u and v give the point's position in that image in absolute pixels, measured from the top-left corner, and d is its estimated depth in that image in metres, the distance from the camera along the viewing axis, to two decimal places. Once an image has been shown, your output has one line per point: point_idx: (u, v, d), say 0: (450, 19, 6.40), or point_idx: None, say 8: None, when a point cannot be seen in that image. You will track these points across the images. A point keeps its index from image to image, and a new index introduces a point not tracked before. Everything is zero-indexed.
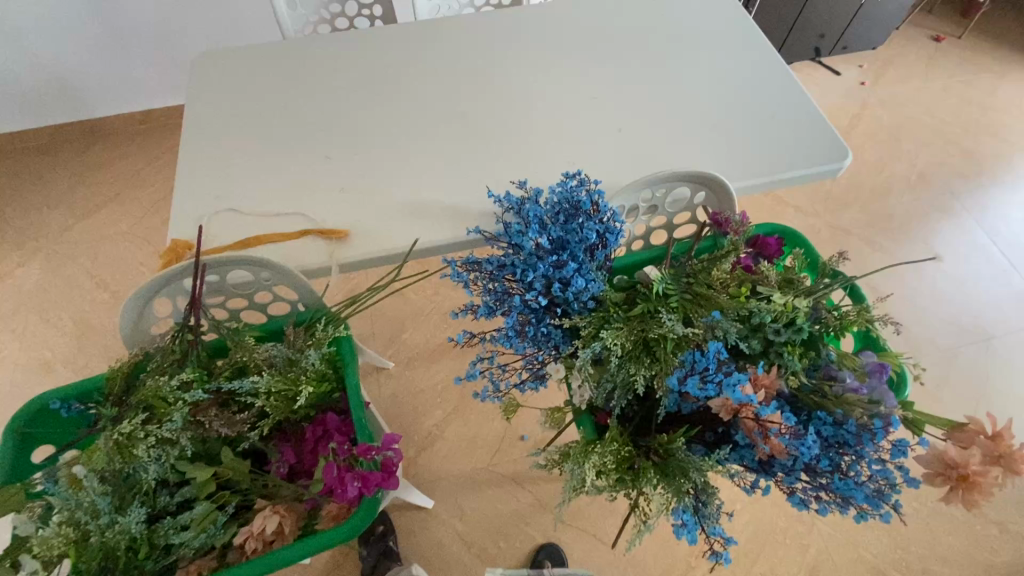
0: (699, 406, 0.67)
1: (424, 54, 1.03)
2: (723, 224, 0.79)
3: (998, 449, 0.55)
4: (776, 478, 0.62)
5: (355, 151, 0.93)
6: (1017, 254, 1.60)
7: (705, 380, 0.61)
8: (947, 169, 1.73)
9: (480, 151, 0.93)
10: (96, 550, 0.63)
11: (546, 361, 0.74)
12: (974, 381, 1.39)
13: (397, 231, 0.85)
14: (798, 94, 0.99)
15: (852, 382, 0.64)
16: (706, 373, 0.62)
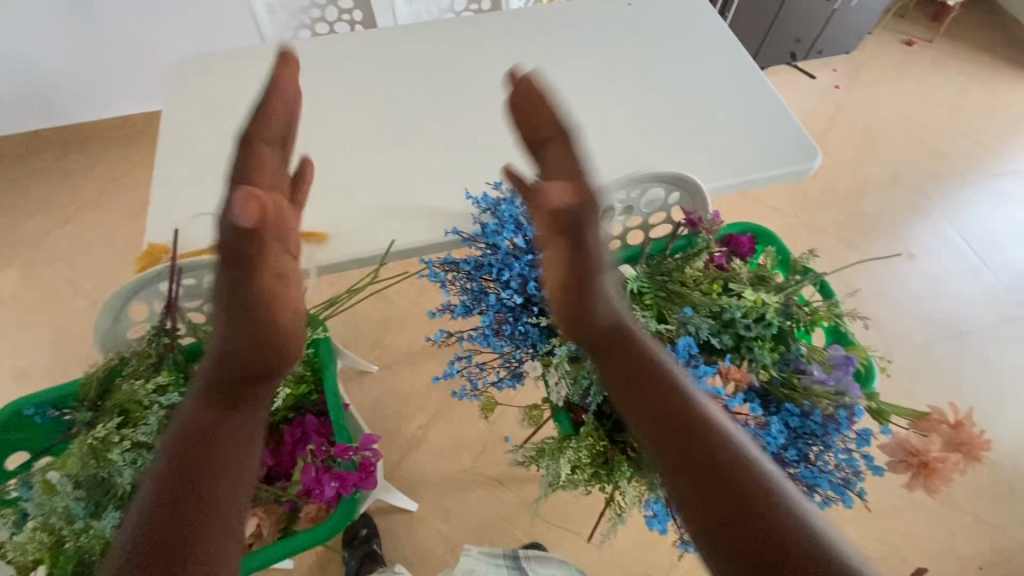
0: None
1: (404, 59, 1.04)
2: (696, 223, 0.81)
3: (961, 437, 0.57)
4: None
5: (334, 153, 0.93)
6: (986, 250, 1.66)
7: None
8: (917, 169, 1.79)
9: (459, 153, 0.94)
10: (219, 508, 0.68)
11: (524, 360, 0.74)
12: (947, 375, 1.43)
13: (375, 234, 0.85)
14: (768, 94, 1.02)
15: (819, 374, 0.65)
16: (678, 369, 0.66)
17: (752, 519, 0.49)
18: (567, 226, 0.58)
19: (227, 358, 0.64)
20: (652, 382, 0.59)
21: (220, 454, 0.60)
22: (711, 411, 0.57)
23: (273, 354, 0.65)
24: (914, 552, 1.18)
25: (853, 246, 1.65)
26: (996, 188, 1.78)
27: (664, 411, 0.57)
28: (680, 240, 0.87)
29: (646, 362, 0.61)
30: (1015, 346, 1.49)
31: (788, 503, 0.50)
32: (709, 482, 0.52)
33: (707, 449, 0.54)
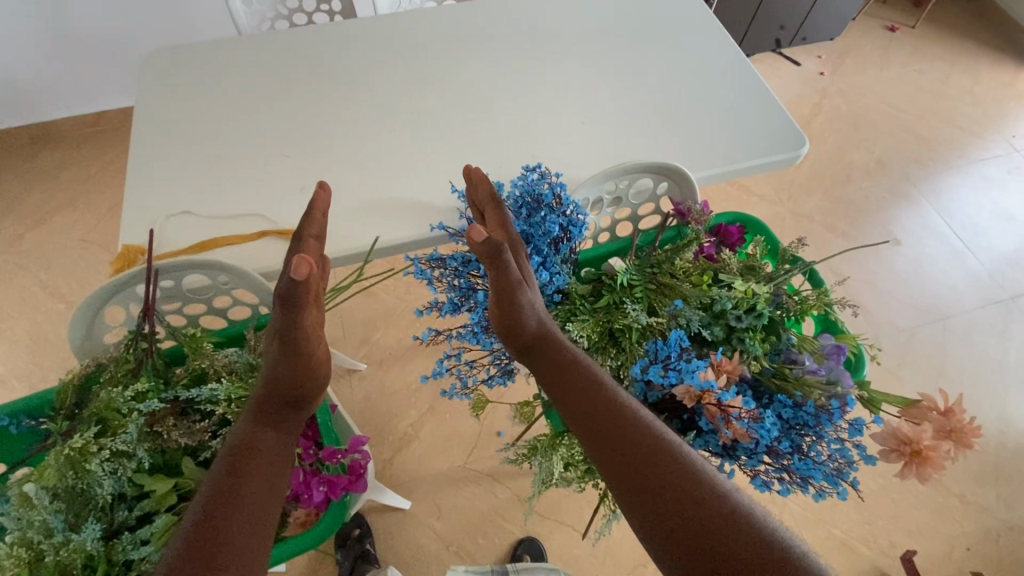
0: (666, 394, 0.66)
1: (385, 49, 1.02)
2: (686, 213, 0.81)
3: (951, 424, 0.57)
4: (739, 461, 0.63)
5: (315, 148, 0.91)
6: (969, 235, 1.67)
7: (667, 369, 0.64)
8: (901, 155, 1.81)
9: (442, 145, 0.92)
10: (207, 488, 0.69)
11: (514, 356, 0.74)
12: (931, 360, 1.45)
13: (358, 230, 0.83)
14: (755, 82, 1.01)
15: (811, 365, 0.66)
16: (667, 363, 0.64)
17: (680, 524, 0.48)
18: (496, 256, 0.58)
19: (272, 388, 0.61)
20: (575, 383, 0.59)
21: (256, 477, 0.55)
22: (635, 410, 0.56)
23: (310, 384, 0.63)
24: (902, 534, 1.20)
25: (838, 233, 1.66)
26: (978, 173, 1.79)
27: (587, 410, 0.57)
28: (669, 231, 0.88)
29: (573, 363, 0.61)
30: (998, 328, 1.51)
31: (718, 501, 0.49)
32: (653, 493, 0.50)
33: (627, 445, 0.53)
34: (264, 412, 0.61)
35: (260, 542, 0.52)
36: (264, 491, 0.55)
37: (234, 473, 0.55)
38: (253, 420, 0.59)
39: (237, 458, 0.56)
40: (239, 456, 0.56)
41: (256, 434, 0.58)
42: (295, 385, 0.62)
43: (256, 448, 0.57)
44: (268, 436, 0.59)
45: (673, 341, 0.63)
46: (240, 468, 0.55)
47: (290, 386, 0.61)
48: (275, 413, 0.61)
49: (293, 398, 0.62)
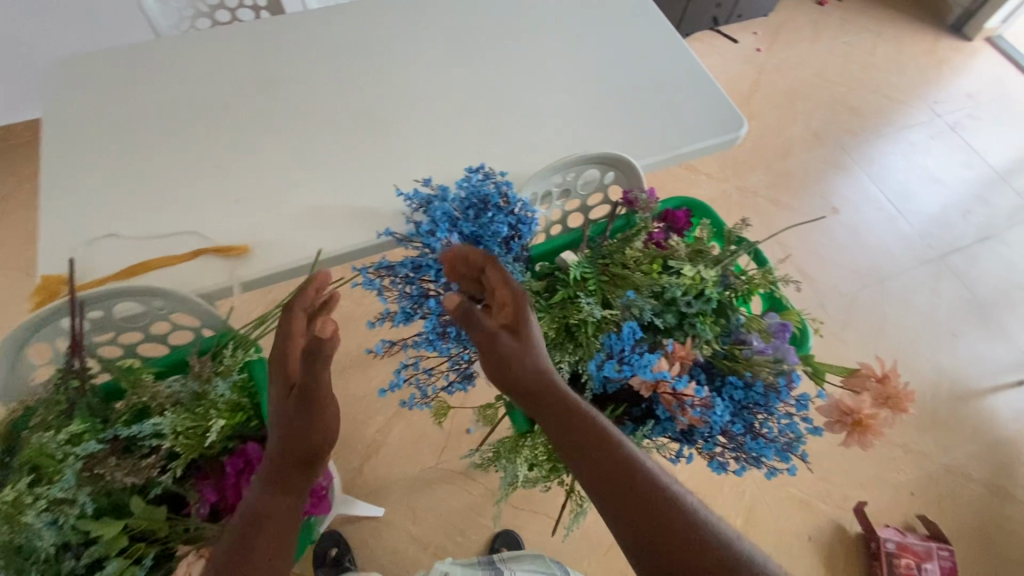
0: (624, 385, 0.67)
1: (318, 46, 0.97)
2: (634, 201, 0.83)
3: (888, 391, 0.60)
4: (697, 445, 0.65)
5: (247, 157, 0.86)
6: (901, 199, 1.77)
7: (623, 362, 0.65)
8: (835, 127, 1.88)
9: (384, 147, 0.89)
10: (156, 523, 0.66)
11: (473, 360, 0.73)
12: (872, 320, 1.53)
13: (300, 241, 0.80)
14: (692, 64, 1.02)
15: (759, 344, 0.67)
16: (623, 357, 0.65)
17: None
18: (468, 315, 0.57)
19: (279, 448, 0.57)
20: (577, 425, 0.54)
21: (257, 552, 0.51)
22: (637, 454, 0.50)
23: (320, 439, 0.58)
24: (854, 487, 1.27)
25: (781, 206, 1.72)
26: (905, 140, 1.89)
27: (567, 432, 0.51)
28: (619, 221, 0.90)
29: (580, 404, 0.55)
30: (929, 285, 1.61)
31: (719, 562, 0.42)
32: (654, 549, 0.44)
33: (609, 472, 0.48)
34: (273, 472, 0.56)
35: None
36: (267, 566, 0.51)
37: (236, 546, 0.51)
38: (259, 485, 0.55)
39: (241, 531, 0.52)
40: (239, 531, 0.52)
41: (266, 498, 0.55)
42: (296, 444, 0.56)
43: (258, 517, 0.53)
44: (274, 502, 0.55)
45: (627, 335, 0.64)
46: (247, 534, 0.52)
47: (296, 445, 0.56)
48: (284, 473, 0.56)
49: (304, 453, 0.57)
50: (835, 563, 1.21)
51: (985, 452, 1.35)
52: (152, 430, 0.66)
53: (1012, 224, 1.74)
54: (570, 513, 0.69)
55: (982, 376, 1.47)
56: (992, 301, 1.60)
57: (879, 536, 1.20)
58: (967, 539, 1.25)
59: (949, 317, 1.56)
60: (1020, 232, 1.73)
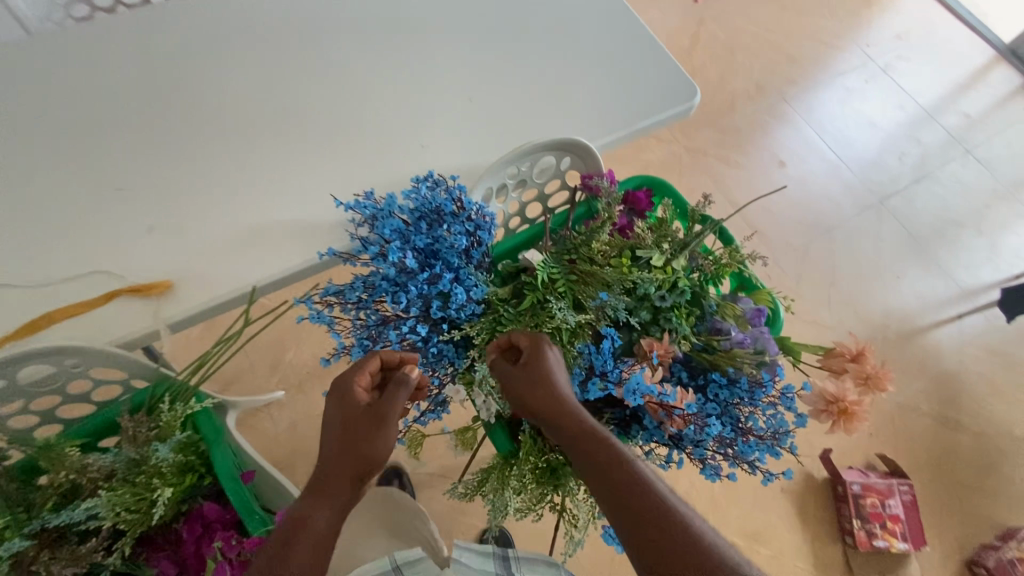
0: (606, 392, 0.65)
1: (222, 36, 0.85)
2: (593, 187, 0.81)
3: (867, 371, 0.61)
4: (687, 451, 0.61)
5: (154, 176, 0.75)
6: (842, 147, 1.80)
7: (606, 379, 0.64)
8: (775, 78, 1.88)
9: (314, 152, 0.80)
10: None
11: (444, 383, 0.68)
12: (824, 270, 1.58)
13: (232, 269, 0.72)
14: (638, 30, 0.96)
15: (737, 335, 0.65)
16: (606, 373, 0.64)
17: None
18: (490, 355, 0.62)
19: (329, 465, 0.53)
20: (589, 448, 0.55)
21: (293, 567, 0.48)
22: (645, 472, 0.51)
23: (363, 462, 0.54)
24: (820, 435, 1.32)
25: (730, 164, 1.72)
26: (842, 86, 1.91)
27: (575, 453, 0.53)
28: (579, 208, 0.86)
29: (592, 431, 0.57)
30: (874, 231, 1.66)
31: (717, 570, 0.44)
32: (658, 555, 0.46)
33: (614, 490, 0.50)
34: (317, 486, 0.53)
35: None
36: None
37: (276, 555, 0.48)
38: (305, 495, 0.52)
39: (284, 542, 0.49)
40: (284, 538, 0.49)
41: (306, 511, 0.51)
42: (352, 460, 0.53)
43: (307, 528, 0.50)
44: (322, 513, 0.51)
45: (606, 351, 0.63)
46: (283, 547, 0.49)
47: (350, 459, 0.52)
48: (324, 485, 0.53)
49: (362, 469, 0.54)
50: (809, 511, 1.26)
51: (932, 386, 1.44)
52: (88, 513, 0.58)
53: (944, 161, 1.81)
54: (565, 540, 0.61)
55: (924, 312, 1.56)
56: (930, 239, 1.67)
57: (845, 480, 1.25)
58: (925, 469, 1.33)
59: (892, 259, 1.63)
60: (950, 169, 1.80)
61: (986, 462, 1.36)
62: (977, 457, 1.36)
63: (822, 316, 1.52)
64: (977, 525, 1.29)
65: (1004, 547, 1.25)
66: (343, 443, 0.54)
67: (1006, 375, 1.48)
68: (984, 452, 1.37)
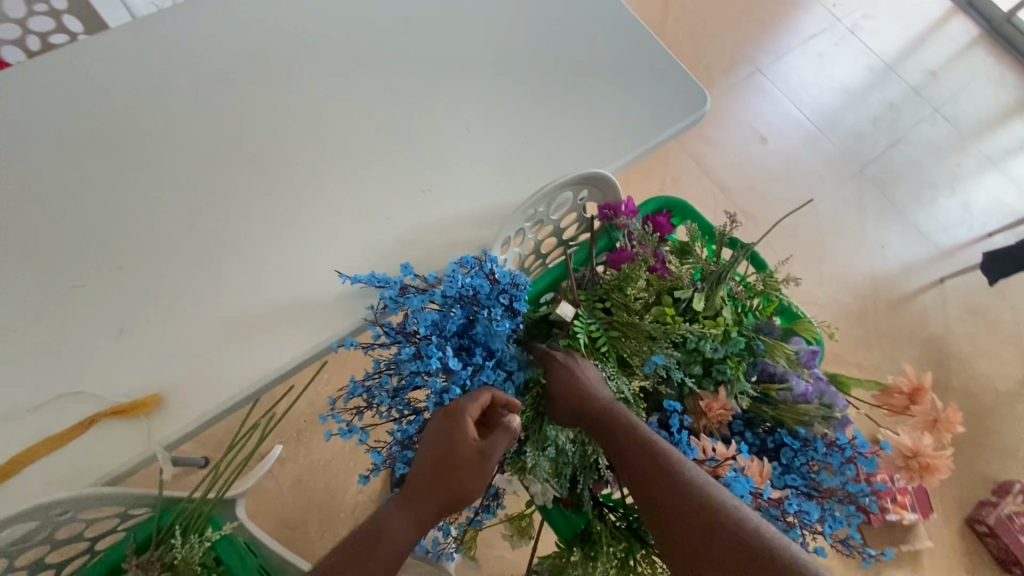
0: None
1: (178, 87, 0.74)
2: (611, 217, 0.75)
3: (936, 415, 0.59)
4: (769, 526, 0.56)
5: (118, 265, 0.65)
6: (818, 115, 1.78)
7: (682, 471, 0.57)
8: (748, 48, 1.82)
9: (302, 213, 0.69)
10: None
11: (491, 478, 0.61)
12: (814, 247, 1.58)
13: (227, 370, 0.62)
14: (639, 31, 0.87)
15: (800, 388, 0.61)
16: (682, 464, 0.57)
17: None
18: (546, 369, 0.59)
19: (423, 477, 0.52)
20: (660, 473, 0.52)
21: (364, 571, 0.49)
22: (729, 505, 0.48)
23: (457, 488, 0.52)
24: None
25: (713, 143, 1.67)
26: (812, 50, 1.88)
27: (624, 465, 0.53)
28: (601, 238, 0.80)
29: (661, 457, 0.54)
30: (856, 201, 1.67)
31: None
32: None
33: (669, 500, 0.49)
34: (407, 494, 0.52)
35: None
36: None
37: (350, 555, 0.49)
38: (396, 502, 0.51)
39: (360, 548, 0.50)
40: (360, 542, 0.50)
41: (393, 518, 0.51)
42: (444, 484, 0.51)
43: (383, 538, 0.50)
44: (402, 526, 0.51)
45: (681, 440, 0.57)
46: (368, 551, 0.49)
47: (445, 485, 0.51)
48: (415, 495, 0.52)
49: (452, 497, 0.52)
50: None
51: (922, 351, 1.49)
52: None
53: (915, 122, 1.83)
54: None
55: (909, 278, 1.59)
56: (907, 203, 1.70)
57: None
58: None
59: (876, 228, 1.64)
60: (921, 129, 1.82)
61: (976, 419, 1.43)
62: (967, 417, 1.43)
63: (816, 293, 1.53)
64: (974, 483, 1.35)
65: (1002, 503, 1.31)
66: (439, 463, 0.51)
67: (987, 332, 1.55)
68: (973, 410, 1.44)
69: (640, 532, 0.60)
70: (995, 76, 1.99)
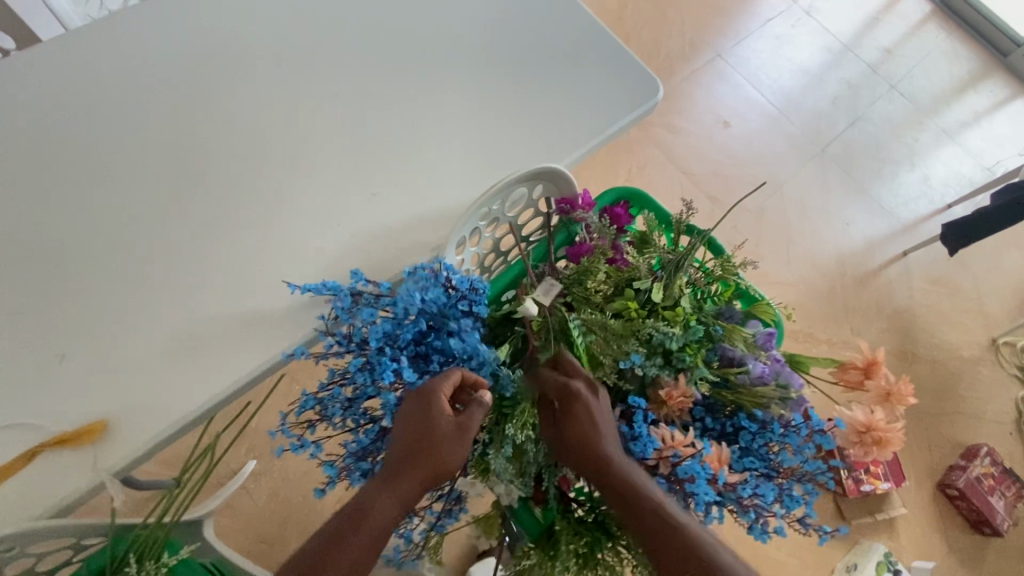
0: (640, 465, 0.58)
1: (110, 100, 0.71)
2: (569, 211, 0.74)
3: (891, 388, 0.59)
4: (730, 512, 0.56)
5: (55, 288, 0.62)
6: (779, 97, 1.80)
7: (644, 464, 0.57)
8: (707, 33, 1.83)
9: (247, 224, 0.67)
10: None
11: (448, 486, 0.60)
12: (780, 227, 1.60)
13: (175, 390, 0.60)
14: (587, 21, 0.87)
15: (757, 370, 0.62)
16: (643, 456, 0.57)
17: None
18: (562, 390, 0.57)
19: (407, 459, 0.50)
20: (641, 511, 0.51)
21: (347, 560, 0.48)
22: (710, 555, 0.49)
23: (438, 468, 0.51)
24: None
25: (678, 130, 1.68)
26: (771, 32, 1.90)
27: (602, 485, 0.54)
28: (559, 233, 0.79)
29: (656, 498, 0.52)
30: (820, 180, 1.70)
31: None
32: None
33: (645, 527, 0.51)
34: (390, 472, 0.51)
35: None
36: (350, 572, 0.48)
37: (329, 543, 0.48)
38: (379, 482, 0.50)
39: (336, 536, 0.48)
40: (344, 525, 0.49)
41: (377, 500, 0.49)
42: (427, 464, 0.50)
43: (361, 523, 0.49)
44: (384, 508, 0.49)
45: (642, 433, 0.57)
46: (352, 532, 0.48)
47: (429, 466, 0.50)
48: (397, 473, 0.50)
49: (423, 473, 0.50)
50: None
51: (889, 324, 1.52)
52: None
53: (874, 99, 1.86)
54: None
55: (874, 253, 1.62)
56: (870, 179, 1.73)
57: None
58: None
59: (840, 206, 1.67)
60: (880, 107, 1.85)
61: (943, 387, 1.47)
62: (935, 386, 1.46)
63: (785, 273, 1.55)
64: (943, 449, 1.39)
65: (971, 466, 1.34)
66: (422, 443, 0.50)
67: (951, 302, 1.58)
68: (940, 378, 1.48)
69: (605, 525, 0.60)
70: (948, 51, 2.03)
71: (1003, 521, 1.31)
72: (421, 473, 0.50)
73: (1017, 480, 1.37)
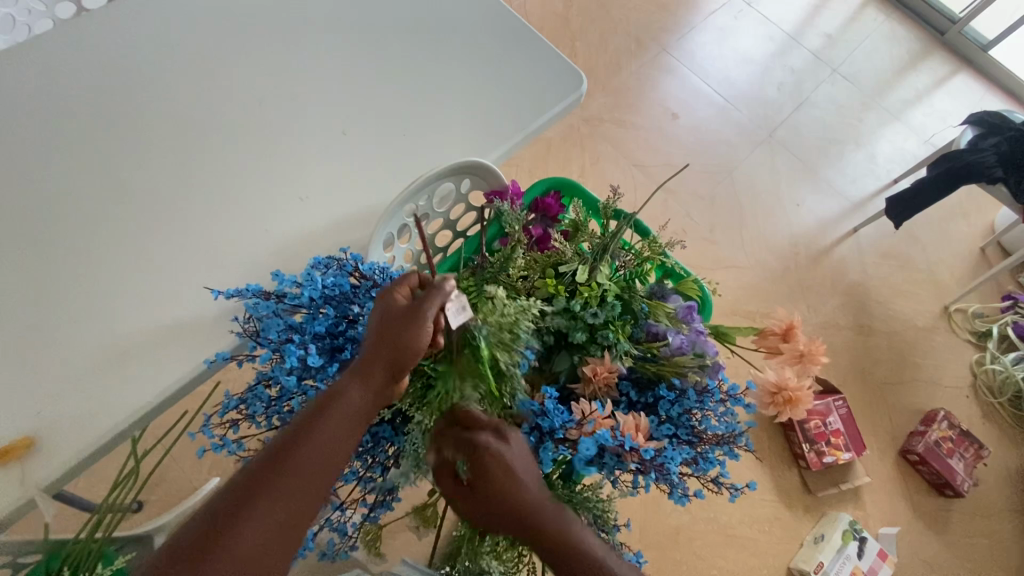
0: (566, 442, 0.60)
1: (24, 120, 0.71)
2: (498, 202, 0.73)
3: (803, 349, 0.61)
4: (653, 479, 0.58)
5: None
6: (726, 88, 1.84)
7: (556, 438, 0.59)
8: (653, 29, 1.88)
9: (168, 236, 0.68)
10: None
11: (380, 479, 0.64)
12: (732, 212, 1.64)
13: (101, 402, 0.60)
14: (508, 18, 0.88)
15: (676, 341, 0.64)
16: (555, 431, 0.59)
17: None
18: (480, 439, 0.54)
19: (372, 353, 0.51)
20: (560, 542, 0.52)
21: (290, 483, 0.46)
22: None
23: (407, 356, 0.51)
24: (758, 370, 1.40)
25: (628, 124, 1.71)
26: (714, 25, 1.95)
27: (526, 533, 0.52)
28: (492, 226, 0.79)
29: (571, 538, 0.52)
30: (768, 163, 1.74)
31: None
32: None
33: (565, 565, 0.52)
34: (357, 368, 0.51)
35: (283, 534, 0.46)
36: (292, 501, 0.46)
37: (287, 441, 0.48)
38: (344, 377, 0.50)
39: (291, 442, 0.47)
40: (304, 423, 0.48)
41: (340, 398, 0.50)
42: (392, 353, 0.51)
43: (305, 444, 0.47)
44: (351, 403, 0.50)
45: (550, 408, 0.58)
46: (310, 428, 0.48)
47: (394, 354, 0.51)
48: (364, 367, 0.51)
49: (386, 376, 0.51)
50: (763, 444, 1.33)
51: (844, 299, 1.56)
52: None
53: (816, 83, 1.92)
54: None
55: (825, 232, 1.66)
56: (817, 161, 1.78)
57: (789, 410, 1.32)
58: (853, 379, 1.45)
59: (790, 188, 1.71)
60: (823, 91, 1.91)
61: (899, 357, 1.51)
62: (891, 355, 1.50)
63: (739, 256, 1.58)
64: (901, 417, 1.43)
65: (929, 431, 1.37)
66: (386, 335, 0.51)
67: (902, 274, 1.63)
68: (896, 348, 1.52)
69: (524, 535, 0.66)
70: (887, 34, 2.09)
71: (964, 482, 1.34)
72: (383, 367, 0.51)
73: (975, 441, 1.40)
